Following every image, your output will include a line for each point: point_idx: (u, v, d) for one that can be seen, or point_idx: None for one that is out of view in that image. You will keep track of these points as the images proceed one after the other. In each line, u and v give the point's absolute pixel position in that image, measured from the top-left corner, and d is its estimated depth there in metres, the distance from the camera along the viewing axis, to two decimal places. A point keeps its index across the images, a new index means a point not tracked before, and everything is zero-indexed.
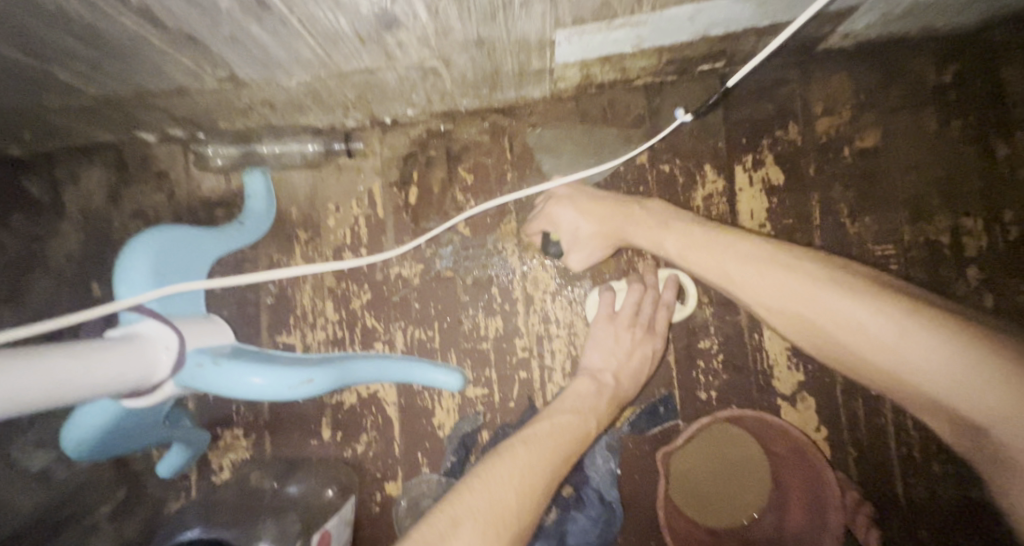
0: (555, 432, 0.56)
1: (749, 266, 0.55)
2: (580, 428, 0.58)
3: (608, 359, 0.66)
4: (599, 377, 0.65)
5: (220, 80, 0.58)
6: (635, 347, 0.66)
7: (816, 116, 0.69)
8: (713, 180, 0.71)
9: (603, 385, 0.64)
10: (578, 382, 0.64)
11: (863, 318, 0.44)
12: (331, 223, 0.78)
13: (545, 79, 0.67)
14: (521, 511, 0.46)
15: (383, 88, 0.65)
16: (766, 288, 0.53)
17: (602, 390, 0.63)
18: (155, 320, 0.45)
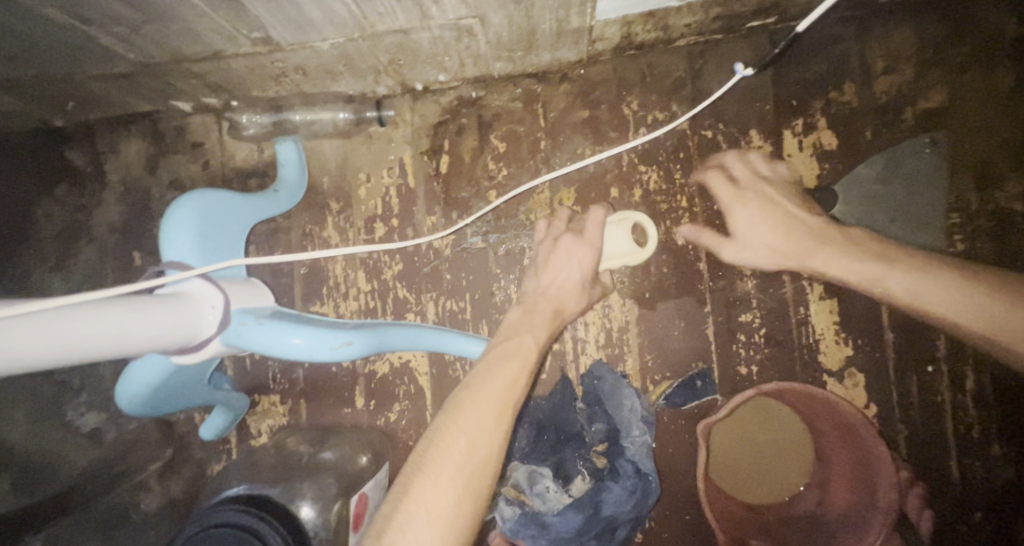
0: (493, 362, 0.50)
1: (817, 245, 0.58)
2: (519, 349, 0.51)
3: (545, 283, 0.61)
4: (538, 300, 0.59)
5: (255, 43, 0.57)
6: (573, 266, 0.60)
7: (876, 74, 0.65)
8: (759, 145, 0.68)
9: (538, 307, 0.58)
10: (511, 311, 0.59)
11: (955, 293, 0.51)
12: (362, 193, 0.78)
13: (583, 39, 0.65)
14: (486, 451, 0.41)
15: (416, 51, 0.63)
16: (852, 269, 0.56)
17: (536, 311, 0.58)
18: (200, 279, 0.45)
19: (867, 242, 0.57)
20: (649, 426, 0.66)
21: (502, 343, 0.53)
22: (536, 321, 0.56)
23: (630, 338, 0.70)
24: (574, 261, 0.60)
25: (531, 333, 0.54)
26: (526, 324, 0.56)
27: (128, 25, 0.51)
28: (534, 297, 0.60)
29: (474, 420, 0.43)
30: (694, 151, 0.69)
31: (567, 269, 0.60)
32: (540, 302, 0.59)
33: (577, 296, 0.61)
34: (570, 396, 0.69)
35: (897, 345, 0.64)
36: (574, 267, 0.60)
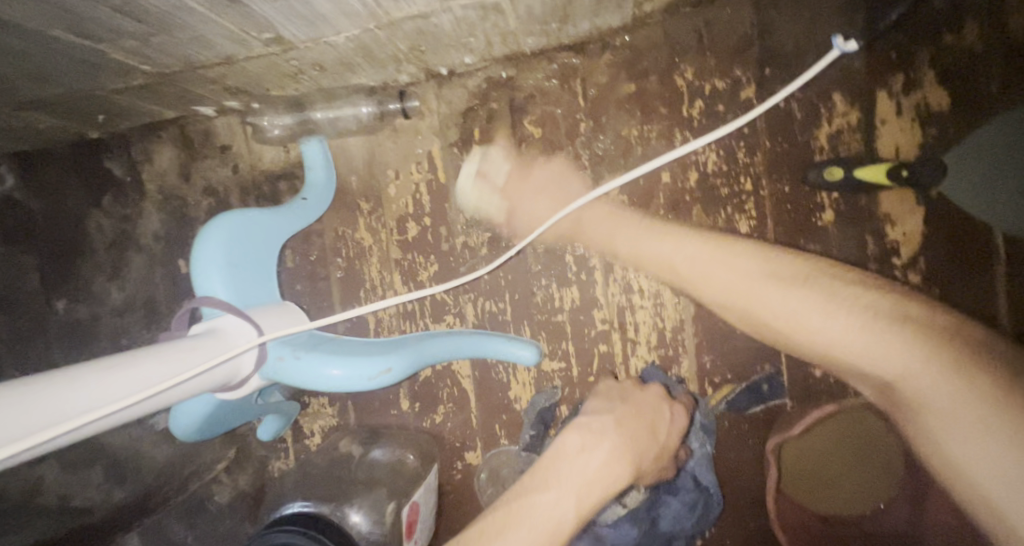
0: (518, 519, 0.43)
1: (761, 276, 0.51)
2: (559, 516, 0.44)
3: (626, 415, 0.55)
4: (605, 438, 0.52)
5: (266, 43, 0.53)
6: (664, 421, 0.56)
7: (1007, 11, 0.51)
8: (843, 112, 0.57)
9: (604, 447, 0.51)
10: (568, 439, 0.52)
11: (852, 326, 0.44)
12: (391, 191, 0.74)
13: (628, 1, 0.55)
14: None
15: (438, 34, 0.57)
16: (727, 281, 0.53)
17: (598, 454, 0.50)
18: (234, 316, 0.44)
19: (698, 238, 0.57)
20: (708, 435, 0.61)
21: (541, 490, 0.46)
22: (597, 463, 0.49)
23: (686, 338, 0.65)
24: (668, 416, 0.57)
25: (573, 492, 0.46)
26: (576, 473, 0.48)
27: (138, 38, 0.48)
28: (604, 429, 0.53)
29: None
30: (763, 125, 0.59)
31: (662, 419, 0.56)
32: (608, 440, 0.52)
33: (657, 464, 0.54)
34: None
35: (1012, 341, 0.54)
36: (668, 421, 0.56)
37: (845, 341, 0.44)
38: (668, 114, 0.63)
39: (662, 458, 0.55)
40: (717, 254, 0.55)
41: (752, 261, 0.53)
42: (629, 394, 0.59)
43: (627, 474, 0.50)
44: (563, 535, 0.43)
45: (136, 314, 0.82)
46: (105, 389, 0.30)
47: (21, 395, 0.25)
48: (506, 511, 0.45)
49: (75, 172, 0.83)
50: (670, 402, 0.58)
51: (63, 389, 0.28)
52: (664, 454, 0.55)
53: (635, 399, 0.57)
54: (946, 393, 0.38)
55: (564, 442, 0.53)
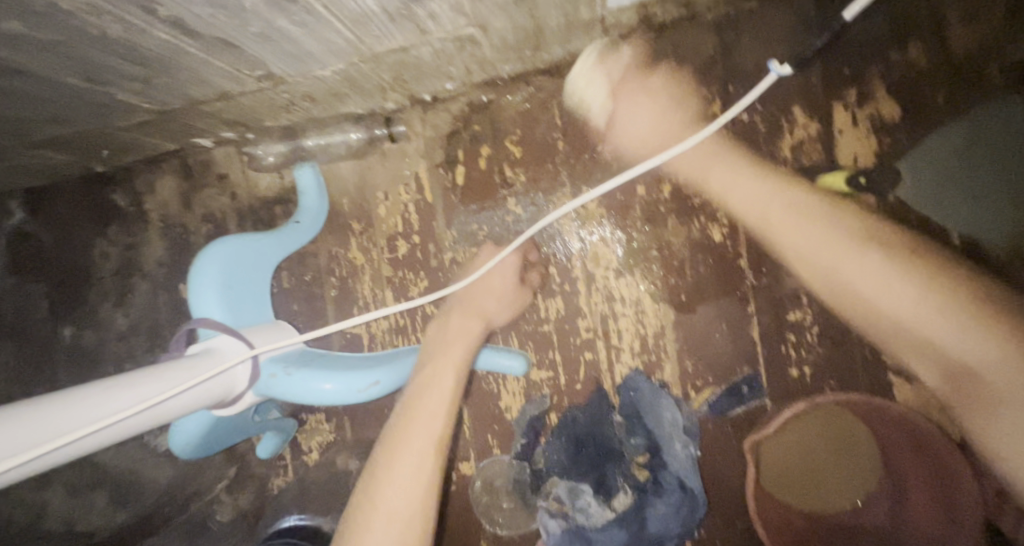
0: (419, 391, 0.51)
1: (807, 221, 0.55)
2: (446, 381, 0.53)
3: (473, 295, 0.64)
4: (451, 315, 0.62)
5: (259, 79, 0.57)
6: (499, 276, 0.65)
7: (950, 26, 0.55)
8: (804, 124, 0.60)
9: (450, 320, 0.61)
10: (429, 330, 0.62)
11: (917, 305, 0.47)
12: (381, 212, 0.77)
13: (595, 29, 0.59)
14: (421, 482, 0.44)
15: (419, 65, 0.61)
16: (809, 244, 0.55)
17: (450, 324, 0.61)
18: (228, 336, 0.47)
19: (748, 167, 0.60)
20: (692, 438, 0.63)
21: (425, 370, 0.55)
22: (456, 348, 0.57)
23: (667, 344, 0.67)
24: (500, 269, 0.66)
25: (452, 360, 0.55)
26: (443, 345, 0.58)
27: (140, 79, 0.52)
28: (452, 309, 0.63)
29: (411, 449, 0.46)
30: (730, 137, 0.62)
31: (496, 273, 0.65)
32: (455, 314, 0.62)
33: (504, 305, 0.65)
34: (606, 409, 0.67)
35: None
36: (503, 276, 0.65)
37: (906, 315, 0.48)
38: (639, 132, 0.66)
39: (514, 305, 0.67)
40: (807, 220, 0.56)
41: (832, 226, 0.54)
42: (471, 271, 0.69)
43: (478, 328, 0.61)
44: (451, 390, 0.52)
45: (139, 339, 0.85)
46: (99, 407, 0.33)
47: (17, 423, 0.27)
48: (412, 387, 0.53)
49: (82, 205, 0.87)
50: (498, 253, 0.68)
51: (67, 407, 0.31)
52: (510, 296, 0.66)
53: (472, 274, 0.67)
54: (1002, 389, 0.41)
55: (430, 333, 0.62)
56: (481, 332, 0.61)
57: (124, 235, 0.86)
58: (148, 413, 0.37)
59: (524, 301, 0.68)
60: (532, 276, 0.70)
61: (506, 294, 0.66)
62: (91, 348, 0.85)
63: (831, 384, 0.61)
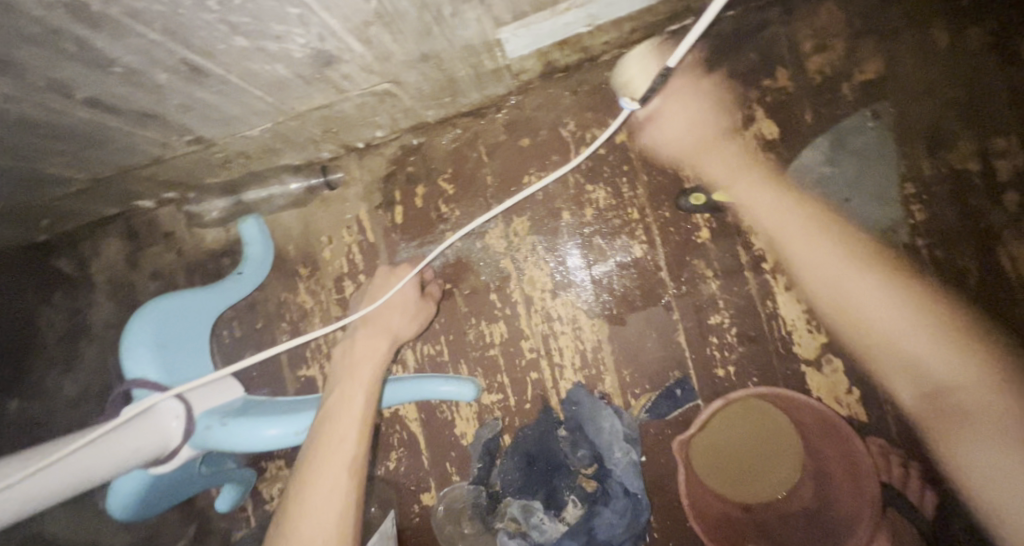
0: (330, 415, 0.53)
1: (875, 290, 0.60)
2: (357, 401, 0.55)
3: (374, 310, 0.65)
4: (356, 336, 0.63)
5: (189, 143, 0.60)
6: (398, 291, 0.67)
7: (808, 54, 0.63)
8: (700, 146, 0.67)
9: (355, 340, 0.62)
10: (333, 354, 0.63)
11: (954, 357, 0.56)
12: (327, 254, 0.80)
13: (504, 76, 0.65)
14: (343, 498, 0.46)
15: (346, 118, 0.65)
16: (820, 262, 0.63)
17: (356, 344, 0.62)
18: (161, 392, 0.50)
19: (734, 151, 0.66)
20: (633, 444, 0.67)
21: (332, 396, 0.56)
22: (365, 368, 0.59)
23: (605, 356, 0.71)
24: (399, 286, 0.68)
25: (363, 380, 0.57)
26: (353, 368, 0.59)
27: (69, 153, 0.55)
28: (356, 329, 0.64)
29: (330, 469, 0.48)
30: (638, 163, 0.69)
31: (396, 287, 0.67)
32: (359, 334, 0.63)
33: (408, 319, 0.66)
34: (552, 425, 0.70)
35: None
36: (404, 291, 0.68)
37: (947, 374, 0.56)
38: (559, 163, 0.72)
39: (420, 317, 0.69)
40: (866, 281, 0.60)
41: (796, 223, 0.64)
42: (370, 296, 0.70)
43: (383, 343, 0.62)
44: (361, 409, 0.54)
45: (90, 403, 0.84)
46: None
47: None
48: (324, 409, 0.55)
49: None
50: (396, 273, 0.70)
51: None
52: (413, 309, 0.68)
53: (372, 297, 0.68)
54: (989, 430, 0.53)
55: (335, 358, 0.63)
56: (388, 347, 0.62)
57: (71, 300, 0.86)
58: (63, 470, 0.39)
59: (427, 314, 0.70)
60: (433, 288, 0.72)
61: (411, 308, 0.68)
62: None
63: (753, 379, 0.65)
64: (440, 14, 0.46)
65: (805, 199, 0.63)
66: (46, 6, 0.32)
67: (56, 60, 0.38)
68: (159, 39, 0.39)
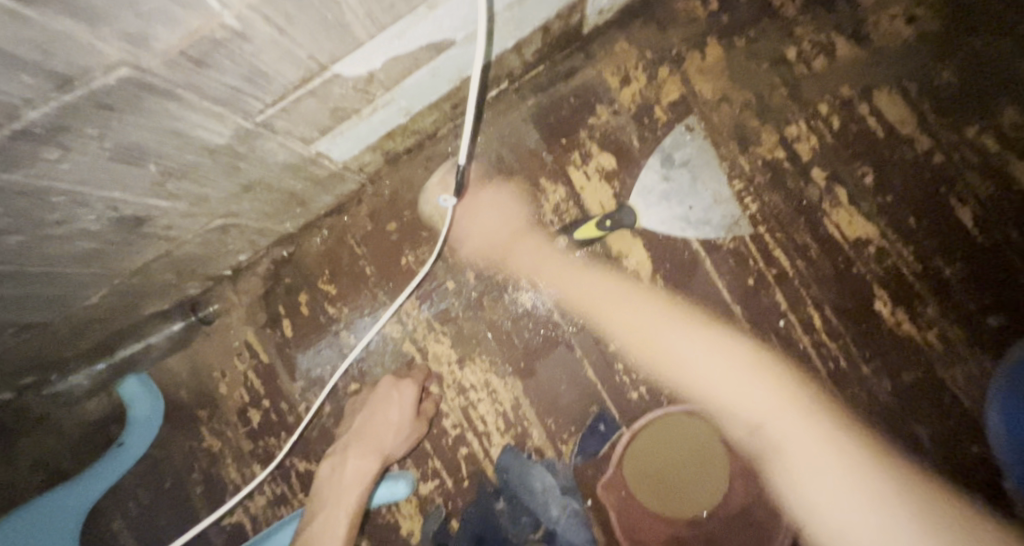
0: None
1: (759, 385, 0.64)
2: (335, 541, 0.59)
3: (366, 425, 0.66)
4: (348, 452, 0.66)
5: (22, 333, 0.56)
6: (396, 407, 0.67)
7: (616, 89, 0.68)
8: (553, 190, 0.70)
9: (347, 460, 0.65)
10: (323, 471, 0.66)
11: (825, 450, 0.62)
12: (224, 388, 0.76)
13: (346, 174, 0.66)
14: None
15: (196, 257, 0.63)
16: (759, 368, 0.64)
17: (348, 465, 0.64)
18: None
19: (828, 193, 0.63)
20: (572, 493, 0.66)
21: (314, 523, 0.61)
22: (348, 495, 0.62)
23: (526, 411, 0.70)
24: (397, 400, 0.67)
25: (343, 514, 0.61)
26: (337, 494, 0.63)
27: None
28: (348, 443, 0.66)
29: None
30: (502, 219, 0.71)
31: (389, 405, 0.67)
32: (351, 453, 0.65)
33: (401, 439, 0.66)
34: (492, 497, 0.68)
35: (746, 314, 0.65)
36: (400, 406, 0.67)
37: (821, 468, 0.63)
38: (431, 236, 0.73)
39: (411, 435, 0.67)
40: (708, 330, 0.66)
41: (652, 309, 0.67)
42: (368, 399, 0.69)
43: (373, 467, 0.64)
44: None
45: None
46: None
47: None
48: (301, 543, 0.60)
49: None
50: (397, 384, 0.69)
51: None
52: (408, 428, 0.67)
53: (370, 403, 0.68)
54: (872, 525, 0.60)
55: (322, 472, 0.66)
56: (379, 468, 0.64)
57: None
58: None
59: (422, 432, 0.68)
60: (427, 404, 0.70)
61: (404, 426, 0.67)
62: None
63: (664, 394, 0.66)
64: (237, 152, 0.47)
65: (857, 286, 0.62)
66: None
67: None
68: None
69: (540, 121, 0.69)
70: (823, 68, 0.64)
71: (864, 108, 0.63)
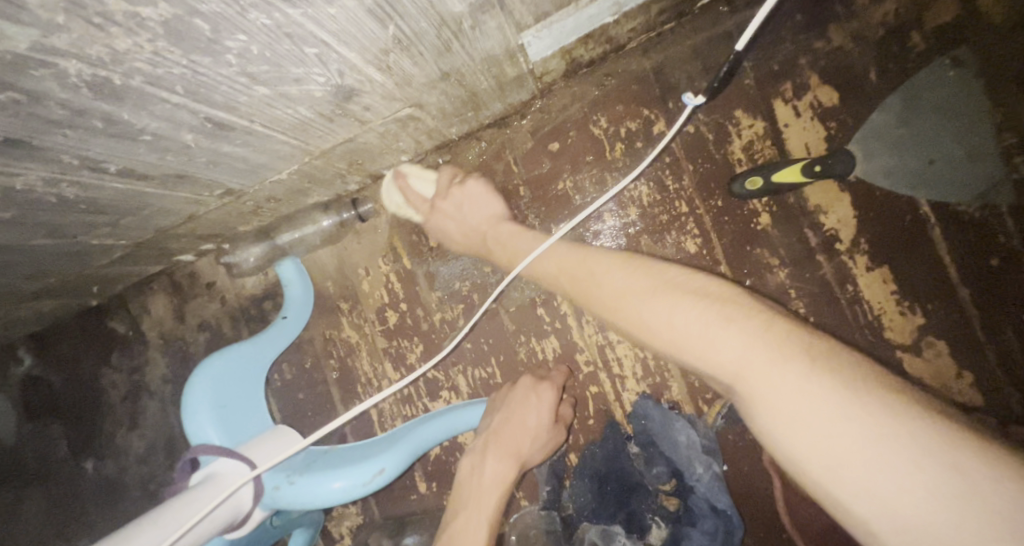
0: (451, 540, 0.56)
1: (725, 327, 0.38)
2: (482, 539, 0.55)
3: (501, 427, 0.62)
4: (485, 455, 0.61)
5: (220, 197, 0.60)
6: (534, 413, 0.62)
7: (862, 7, 0.56)
8: (749, 125, 0.61)
9: (486, 459, 0.61)
10: (463, 466, 0.63)
11: (750, 340, 0.37)
12: (366, 287, 0.79)
13: (527, 81, 0.61)
14: None
15: (371, 149, 0.63)
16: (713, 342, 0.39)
17: (486, 469, 0.61)
18: (222, 457, 0.53)
19: (633, 269, 0.49)
20: (713, 455, 0.61)
21: (457, 520, 0.58)
22: (489, 491, 0.59)
23: (669, 363, 0.65)
24: (535, 405, 0.62)
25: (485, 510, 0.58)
26: (475, 489, 0.60)
27: (111, 221, 0.55)
28: (485, 445, 0.62)
29: None
30: (681, 152, 0.64)
31: (529, 409, 0.62)
32: (489, 455, 0.61)
33: (540, 446, 0.62)
34: (621, 441, 0.65)
35: (975, 300, 0.54)
36: (538, 411, 0.62)
37: (811, 408, 0.33)
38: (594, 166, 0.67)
39: (548, 443, 0.63)
40: (656, 273, 0.48)
41: (616, 276, 0.50)
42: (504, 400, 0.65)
43: (513, 469, 0.60)
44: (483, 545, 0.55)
45: (158, 458, 0.85)
46: None
47: None
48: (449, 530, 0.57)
49: (84, 339, 0.88)
50: (535, 387, 0.63)
51: None
52: (546, 433, 0.62)
53: (507, 405, 0.63)
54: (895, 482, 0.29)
55: (461, 468, 0.64)
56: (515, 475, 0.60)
57: (131, 360, 0.87)
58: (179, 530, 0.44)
59: (558, 439, 0.64)
60: (564, 409, 0.66)
61: (543, 434, 0.62)
62: (115, 475, 0.86)
63: None
64: (460, 29, 0.43)
65: (705, 288, 0.43)
66: (71, 87, 0.31)
67: (87, 138, 0.37)
68: (182, 102, 0.37)
69: (751, 39, 0.60)
70: None
71: None
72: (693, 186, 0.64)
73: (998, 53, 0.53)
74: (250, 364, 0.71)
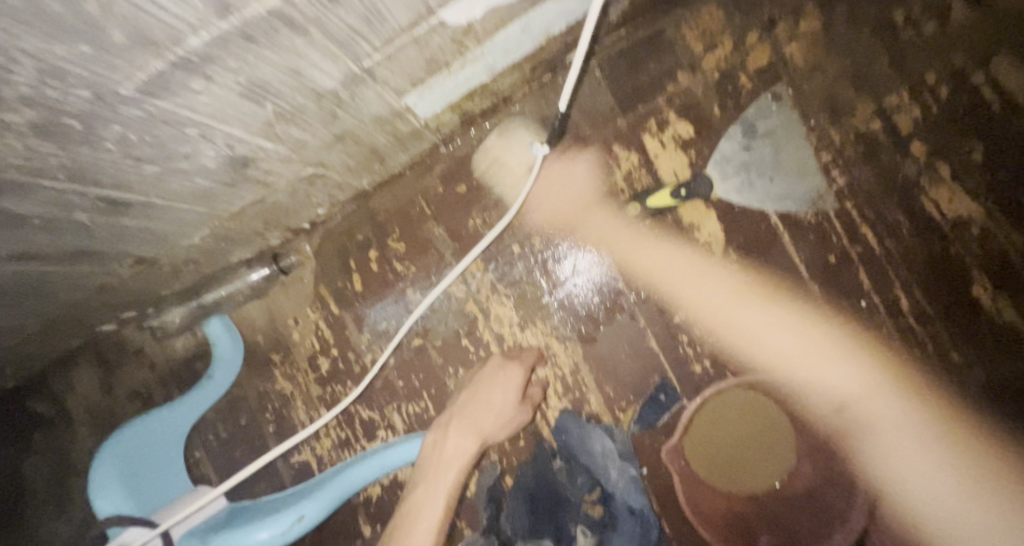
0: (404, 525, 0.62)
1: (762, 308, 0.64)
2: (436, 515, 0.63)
3: (471, 402, 0.67)
4: (448, 428, 0.67)
5: (132, 265, 0.61)
6: (499, 392, 0.67)
7: (700, 56, 0.67)
8: (626, 157, 0.69)
9: (449, 433, 0.67)
10: (425, 442, 0.68)
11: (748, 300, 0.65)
12: (297, 336, 0.80)
13: (425, 133, 0.68)
14: None
15: (284, 207, 0.67)
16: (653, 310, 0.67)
17: (448, 441, 0.66)
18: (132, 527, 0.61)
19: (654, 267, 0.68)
20: (630, 459, 0.66)
21: (413, 493, 0.65)
22: (451, 463, 0.65)
23: (585, 378, 0.69)
24: (502, 384, 0.68)
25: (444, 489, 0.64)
26: (433, 463, 0.66)
27: (15, 302, 0.56)
28: (449, 419, 0.67)
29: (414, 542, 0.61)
30: (572, 185, 0.71)
31: (497, 387, 0.67)
32: (452, 429, 0.67)
33: (502, 424, 0.67)
34: (547, 457, 0.69)
35: (825, 293, 0.63)
36: (504, 391, 0.67)
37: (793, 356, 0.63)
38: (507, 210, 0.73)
39: (511, 422, 0.68)
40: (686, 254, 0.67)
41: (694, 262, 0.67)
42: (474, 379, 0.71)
43: (472, 446, 0.66)
44: (440, 514, 0.63)
45: None
46: None
47: None
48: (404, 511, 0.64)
49: None
50: (504, 368, 0.69)
51: None
52: (509, 413, 0.67)
53: (476, 383, 0.69)
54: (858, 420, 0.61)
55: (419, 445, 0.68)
56: (476, 450, 0.66)
57: (52, 440, 0.83)
58: None
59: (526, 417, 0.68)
60: (534, 390, 0.69)
61: (505, 411, 0.67)
62: None
63: (729, 369, 0.65)
64: (340, 99, 0.49)
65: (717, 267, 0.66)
66: None
67: None
68: (68, 188, 0.41)
69: (618, 85, 0.69)
70: (932, 32, 0.62)
71: (979, 77, 0.61)
72: (588, 213, 0.70)
73: (809, 87, 0.64)
74: (173, 422, 0.77)
